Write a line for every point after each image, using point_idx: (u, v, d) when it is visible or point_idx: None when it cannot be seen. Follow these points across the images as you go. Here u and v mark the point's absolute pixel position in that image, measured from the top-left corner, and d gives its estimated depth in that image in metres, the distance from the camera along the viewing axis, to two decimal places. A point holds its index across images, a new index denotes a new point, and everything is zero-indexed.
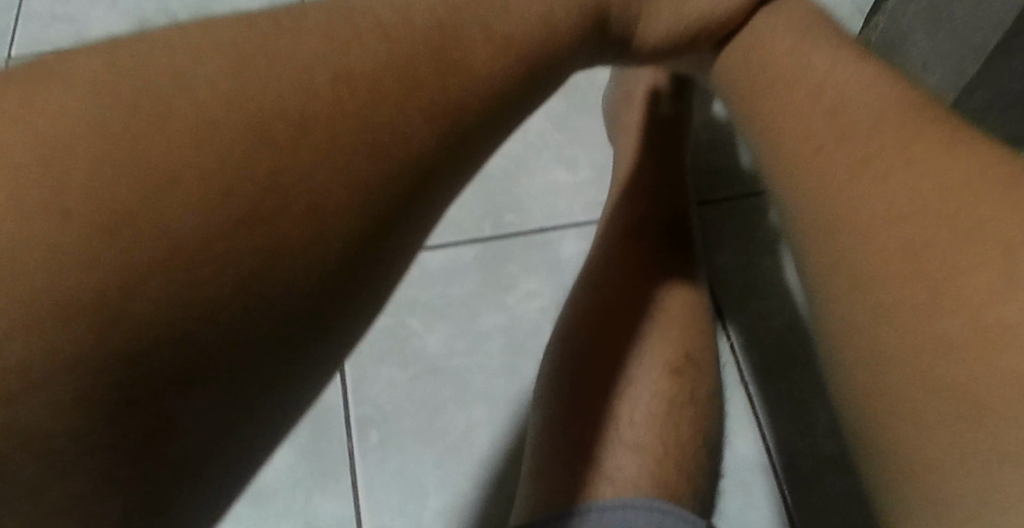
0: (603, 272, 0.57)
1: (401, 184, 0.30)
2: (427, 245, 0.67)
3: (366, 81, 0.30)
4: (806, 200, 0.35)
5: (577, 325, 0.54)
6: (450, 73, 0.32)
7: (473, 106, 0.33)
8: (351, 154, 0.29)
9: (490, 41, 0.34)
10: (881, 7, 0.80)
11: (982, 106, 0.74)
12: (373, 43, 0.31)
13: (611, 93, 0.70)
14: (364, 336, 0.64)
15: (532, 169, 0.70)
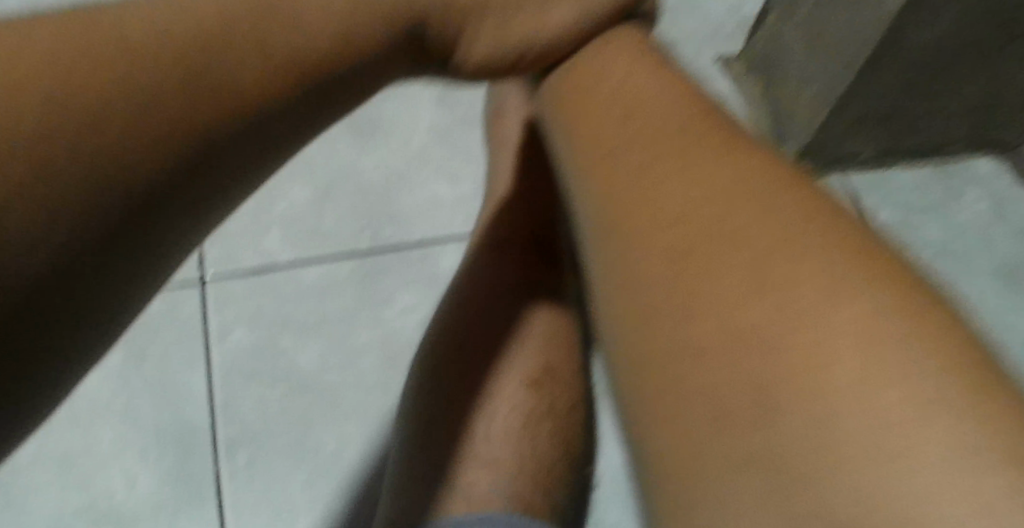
0: (469, 286, 0.58)
1: (173, 174, 0.35)
2: (303, 260, 0.65)
3: (138, 79, 0.34)
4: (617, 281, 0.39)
5: (438, 339, 0.57)
6: (205, 88, 0.36)
7: (248, 110, 0.37)
8: (113, 148, 0.33)
9: (247, 60, 0.37)
10: (759, 26, 0.87)
11: (854, 119, 0.79)
12: (143, 48, 0.35)
13: (487, 111, 0.68)
14: (235, 353, 0.62)
15: (415, 183, 0.68)
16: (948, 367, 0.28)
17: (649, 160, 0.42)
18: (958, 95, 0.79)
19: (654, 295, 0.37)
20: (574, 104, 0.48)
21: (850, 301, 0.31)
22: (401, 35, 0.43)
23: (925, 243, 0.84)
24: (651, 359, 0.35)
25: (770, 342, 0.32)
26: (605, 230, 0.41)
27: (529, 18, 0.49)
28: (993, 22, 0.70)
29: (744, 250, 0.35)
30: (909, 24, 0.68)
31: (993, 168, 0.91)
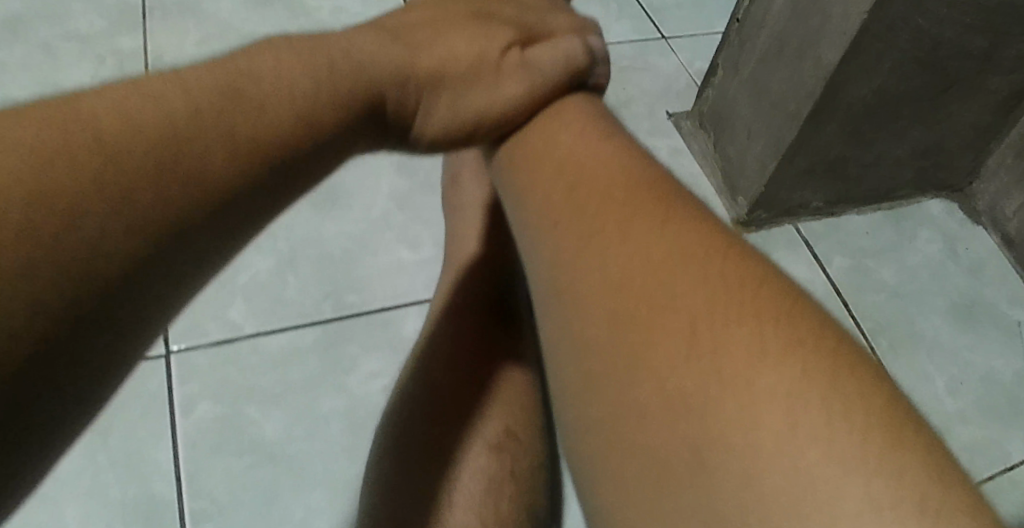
0: (433, 356, 0.59)
1: (162, 244, 0.35)
2: (266, 330, 0.67)
3: (122, 164, 0.35)
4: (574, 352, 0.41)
5: (408, 405, 0.57)
6: (187, 165, 0.36)
7: (229, 187, 0.37)
8: (104, 227, 0.33)
9: (223, 140, 0.38)
10: (706, 86, 0.91)
11: (804, 170, 0.81)
12: (125, 133, 0.36)
13: (445, 185, 0.72)
14: (199, 428, 0.62)
15: (376, 249, 0.73)
16: (864, 426, 0.32)
17: (595, 230, 0.44)
18: (901, 142, 0.83)
19: (603, 361, 0.39)
20: (520, 169, 0.52)
21: (774, 368, 0.34)
22: (364, 117, 0.45)
23: (883, 285, 0.86)
24: (594, 422, 0.38)
25: (700, 405, 0.34)
26: (554, 291, 0.44)
27: (485, 89, 0.52)
28: (926, 74, 0.74)
29: (680, 318, 0.38)
30: (846, 80, 0.72)
31: (941, 210, 0.94)
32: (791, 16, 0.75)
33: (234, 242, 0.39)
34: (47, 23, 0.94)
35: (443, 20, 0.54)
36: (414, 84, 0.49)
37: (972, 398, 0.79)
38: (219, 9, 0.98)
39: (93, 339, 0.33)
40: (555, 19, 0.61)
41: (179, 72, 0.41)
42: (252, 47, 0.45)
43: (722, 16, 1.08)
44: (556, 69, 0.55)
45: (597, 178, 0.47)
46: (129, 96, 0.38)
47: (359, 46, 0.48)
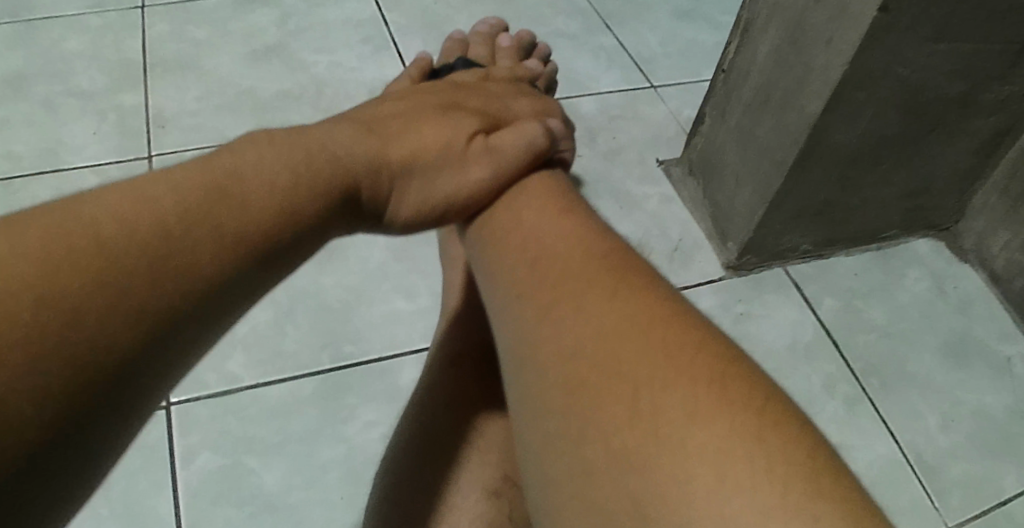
0: (426, 407, 0.60)
1: (152, 343, 0.36)
2: (266, 381, 0.68)
3: (115, 269, 0.36)
4: (535, 426, 0.42)
5: (397, 460, 0.59)
6: (176, 265, 0.38)
7: (214, 278, 0.39)
8: (97, 333, 0.35)
9: (211, 236, 0.40)
10: (695, 133, 0.93)
11: (792, 215, 0.83)
12: (116, 233, 0.37)
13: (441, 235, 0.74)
14: (200, 478, 0.63)
15: (372, 300, 0.75)
16: (784, 478, 0.34)
17: (552, 298, 0.45)
18: (886, 185, 0.85)
19: (562, 424, 0.40)
20: (492, 243, 0.53)
21: (705, 428, 0.36)
22: (343, 202, 0.47)
23: (872, 325, 0.87)
24: (550, 474, 0.40)
25: (643, 460, 0.36)
26: (517, 361, 0.45)
27: (452, 176, 0.53)
28: (909, 119, 0.76)
29: (624, 384, 0.39)
30: (831, 127, 0.74)
31: (928, 249, 0.96)
32: (775, 67, 0.77)
33: (220, 330, 0.40)
34: (49, 80, 0.97)
35: (412, 111, 0.56)
36: (386, 173, 0.50)
37: (964, 434, 0.80)
38: (218, 64, 1.01)
39: (84, 439, 0.35)
40: (520, 104, 0.63)
41: (169, 168, 0.42)
42: (238, 139, 0.46)
43: (709, 64, 1.11)
44: (523, 154, 0.56)
45: (559, 252, 0.48)
46: (120, 192, 0.39)
47: (336, 138, 0.49)
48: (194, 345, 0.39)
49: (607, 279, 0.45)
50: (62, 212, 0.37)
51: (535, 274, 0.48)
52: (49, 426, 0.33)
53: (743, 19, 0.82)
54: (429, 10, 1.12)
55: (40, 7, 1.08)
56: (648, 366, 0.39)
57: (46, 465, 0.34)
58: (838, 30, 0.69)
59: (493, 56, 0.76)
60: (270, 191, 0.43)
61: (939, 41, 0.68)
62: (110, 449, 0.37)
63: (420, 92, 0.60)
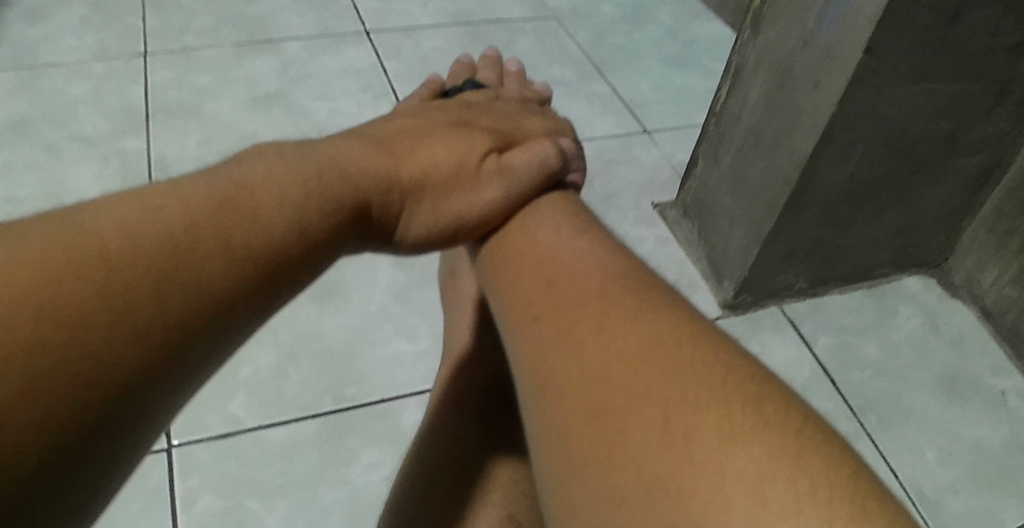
0: (439, 450, 0.61)
1: (159, 354, 0.39)
2: (267, 423, 0.68)
3: (122, 279, 0.39)
4: (548, 447, 0.43)
5: (409, 500, 0.59)
6: (184, 277, 0.40)
7: (225, 292, 0.41)
8: (104, 341, 0.37)
9: (219, 250, 0.42)
10: (688, 176, 0.95)
11: (785, 254, 0.85)
12: (129, 247, 0.40)
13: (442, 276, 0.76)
14: (201, 521, 0.63)
15: (375, 341, 0.75)
16: (827, 503, 0.35)
17: (569, 324, 0.47)
18: (877, 224, 0.86)
19: (582, 447, 0.41)
20: (504, 269, 0.55)
21: (741, 451, 0.37)
22: (352, 221, 0.49)
23: (867, 362, 0.88)
24: (573, 502, 0.40)
25: (676, 489, 0.37)
26: (535, 386, 0.46)
27: (464, 195, 0.55)
28: (896, 158, 0.78)
29: (654, 408, 0.41)
30: (820, 168, 0.76)
31: (919, 287, 0.98)
32: (765, 110, 0.79)
33: (228, 344, 0.42)
34: (53, 125, 0.99)
35: (426, 128, 0.57)
36: (398, 191, 0.52)
37: (963, 468, 0.80)
38: (219, 110, 1.03)
39: (92, 446, 0.37)
40: (531, 122, 0.64)
41: (180, 182, 0.45)
42: (247, 154, 0.49)
43: (700, 109, 1.14)
44: (533, 175, 0.58)
45: (577, 275, 0.51)
46: (133, 208, 0.42)
47: (344, 151, 0.51)
48: (206, 357, 0.41)
49: (624, 304, 0.47)
50: (79, 225, 0.40)
51: (564, 297, 0.49)
52: (66, 427, 0.36)
53: (733, 64, 0.84)
54: (425, 57, 1.15)
55: (44, 53, 1.10)
56: (684, 390, 0.41)
57: (68, 466, 0.36)
58: (825, 73, 0.71)
59: (500, 79, 0.78)
60: (281, 206, 0.45)
61: (921, 81, 0.71)
62: (119, 458, 0.39)
63: (433, 109, 0.61)
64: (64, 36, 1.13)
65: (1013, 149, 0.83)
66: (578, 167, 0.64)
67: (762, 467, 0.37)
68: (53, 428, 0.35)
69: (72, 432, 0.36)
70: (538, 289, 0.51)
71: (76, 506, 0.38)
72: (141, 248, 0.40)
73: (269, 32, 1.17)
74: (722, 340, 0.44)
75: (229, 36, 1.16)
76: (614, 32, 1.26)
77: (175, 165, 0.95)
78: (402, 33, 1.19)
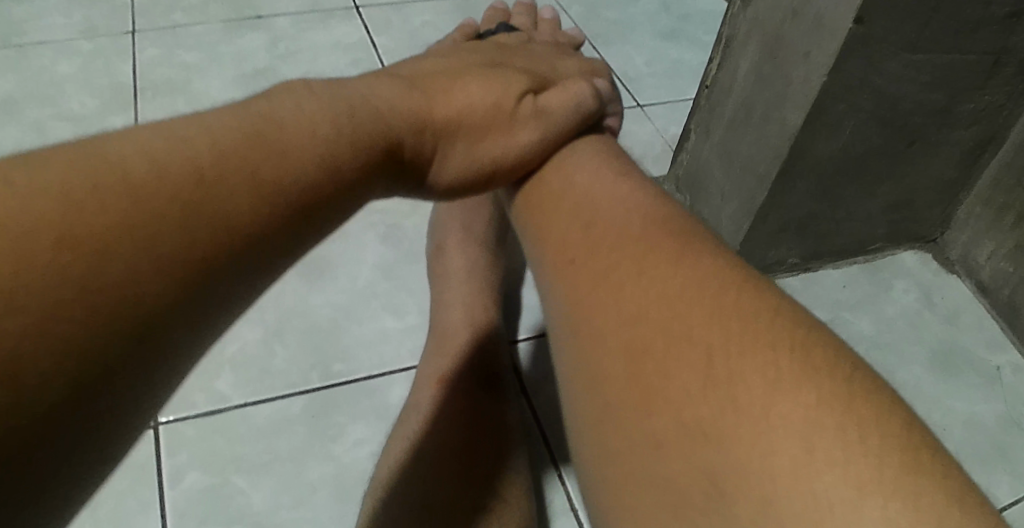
0: (444, 421, 0.64)
1: (184, 288, 0.40)
2: (254, 400, 0.69)
3: (150, 209, 0.40)
4: (587, 394, 0.48)
5: (420, 463, 0.61)
6: (212, 210, 0.42)
7: (251, 231, 0.43)
8: (131, 271, 0.38)
9: (247, 185, 0.44)
10: (680, 150, 0.94)
11: (777, 229, 0.84)
12: (155, 179, 0.41)
13: (431, 251, 0.79)
14: (187, 497, 0.63)
15: (361, 317, 0.76)
16: (879, 450, 0.37)
17: (604, 271, 0.52)
18: (870, 197, 0.85)
19: (620, 393, 0.46)
20: (545, 211, 0.61)
21: (787, 399, 0.40)
22: (380, 162, 0.52)
23: (861, 337, 0.88)
24: (609, 450, 0.45)
25: (717, 432, 0.41)
26: (577, 336, 0.51)
27: (502, 137, 0.60)
28: (890, 131, 0.77)
29: (696, 351, 0.44)
30: (811, 140, 0.75)
31: (915, 261, 0.97)
32: (756, 82, 0.78)
33: (253, 282, 0.44)
34: (39, 103, 0.98)
35: (460, 71, 0.62)
36: (430, 134, 0.56)
37: (957, 443, 0.80)
38: (208, 87, 1.02)
39: (120, 382, 0.38)
40: (564, 66, 0.73)
41: (204, 119, 0.47)
42: (270, 93, 0.51)
43: (695, 82, 1.13)
44: (567, 115, 0.64)
45: (614, 217, 0.56)
46: (158, 140, 0.43)
47: (376, 96, 0.54)
48: (231, 292, 0.43)
49: (660, 255, 0.51)
50: (103, 153, 0.42)
51: (598, 241, 0.55)
52: (97, 353, 0.37)
53: (724, 35, 0.83)
54: (415, 31, 1.13)
55: (30, 31, 1.09)
56: (728, 333, 0.44)
57: (99, 395, 0.37)
58: (816, 43, 0.70)
59: (535, 25, 0.86)
60: (305, 144, 0.47)
61: (914, 52, 0.70)
62: (145, 401, 0.40)
63: (467, 53, 0.68)
64: (50, 13, 1.12)
65: (1010, 121, 0.82)
66: (612, 112, 0.73)
67: (819, 407, 0.39)
68: (77, 361, 0.36)
69: (105, 357, 0.37)
70: (574, 230, 0.57)
71: (105, 443, 0.39)
72: (168, 179, 0.42)
73: (257, 8, 1.16)
74: (777, 297, 0.47)
75: (217, 12, 1.15)
76: (607, 4, 1.25)
77: None
78: (392, 8, 1.17)
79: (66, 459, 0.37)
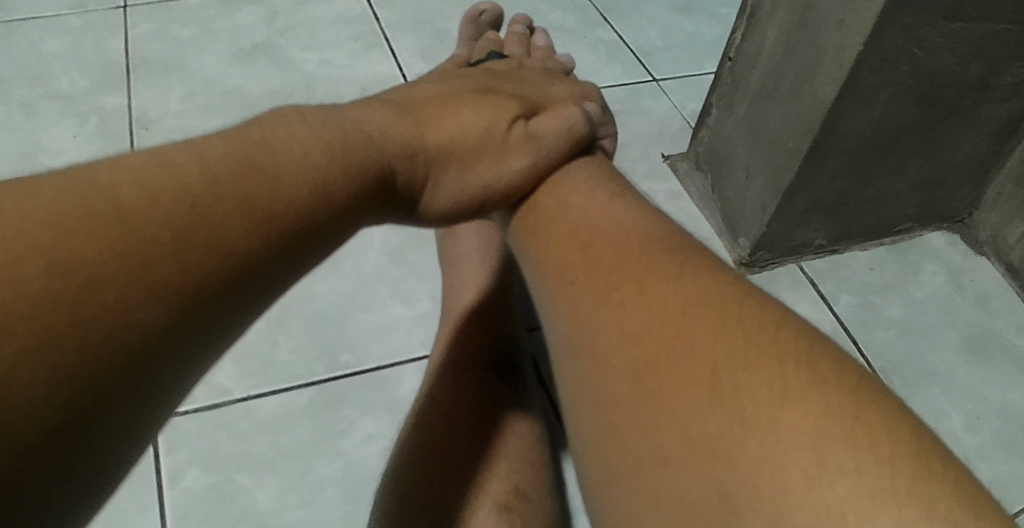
0: (434, 414, 0.60)
1: (170, 323, 0.36)
2: (257, 393, 0.65)
3: (137, 235, 0.36)
4: (591, 413, 0.44)
5: (404, 464, 0.58)
6: (203, 237, 0.38)
7: (244, 259, 0.39)
8: (114, 306, 0.34)
9: (241, 208, 0.40)
10: (701, 126, 0.90)
11: (805, 209, 0.80)
12: (144, 204, 0.37)
13: (441, 236, 0.75)
14: (188, 497, 0.59)
15: (369, 306, 0.72)
16: (889, 459, 0.34)
17: (604, 294, 0.48)
18: (900, 176, 0.81)
19: (622, 414, 0.42)
20: (539, 234, 0.56)
21: (796, 410, 0.37)
22: (374, 188, 0.47)
23: (889, 321, 0.84)
24: (615, 468, 0.41)
25: (723, 448, 0.37)
26: (576, 352, 0.47)
27: (492, 164, 0.56)
28: (923, 106, 0.73)
29: (702, 367, 0.41)
30: (845, 114, 0.70)
31: (943, 243, 0.93)
32: (784, 53, 0.74)
33: (243, 312, 0.40)
34: (27, 82, 0.93)
35: (451, 97, 0.58)
36: (422, 160, 0.52)
37: (991, 433, 0.77)
38: (203, 64, 0.97)
39: (95, 426, 0.34)
40: (558, 89, 0.69)
41: (198, 142, 0.43)
42: (268, 115, 0.47)
43: (711, 56, 1.08)
44: (560, 141, 0.61)
45: (613, 238, 0.52)
46: (149, 163, 0.39)
47: (370, 119, 0.50)
48: (221, 326, 0.39)
49: (660, 272, 0.47)
50: (89, 178, 0.38)
51: (602, 264, 0.50)
52: (70, 400, 0.33)
53: (749, 4, 0.79)
54: (420, 4, 1.08)
55: (17, 7, 1.04)
56: (740, 349, 0.40)
57: (73, 442, 0.34)
58: (851, 8, 0.65)
59: (528, 52, 0.83)
60: (303, 166, 0.43)
61: (954, 20, 0.65)
62: (124, 442, 0.37)
63: (457, 80, 0.64)
64: None
65: None
66: (606, 133, 0.69)
67: (842, 421, 0.36)
68: (49, 410, 0.32)
69: (80, 403, 0.33)
70: (572, 255, 0.52)
71: (79, 489, 0.36)
72: (156, 203, 0.38)
73: None
74: (774, 308, 0.44)
75: None
76: None
77: (158, 121, 0.90)
78: None
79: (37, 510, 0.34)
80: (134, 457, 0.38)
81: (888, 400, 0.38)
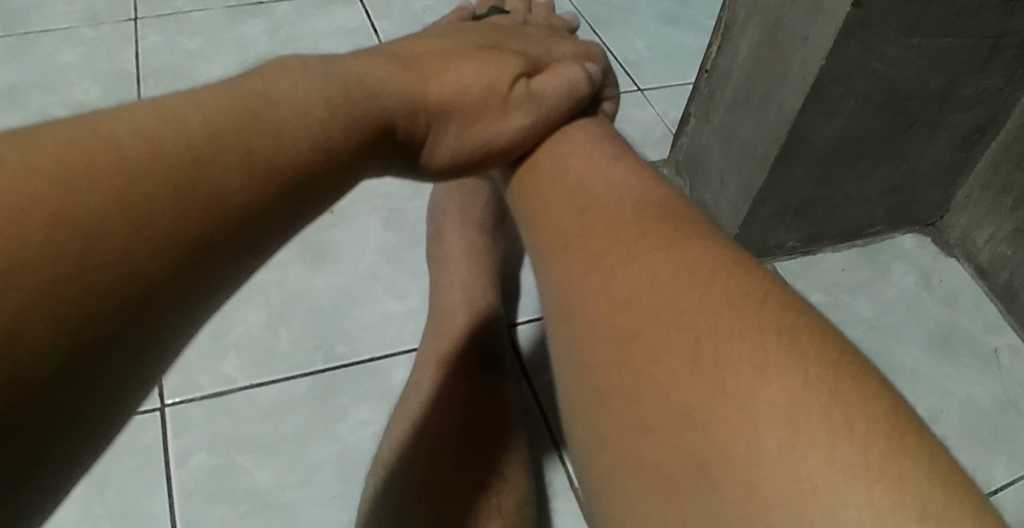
0: (437, 399, 0.65)
1: (177, 264, 0.41)
2: (258, 382, 0.70)
3: (142, 184, 0.41)
4: (585, 386, 0.49)
5: (410, 448, 0.62)
6: (206, 189, 0.43)
7: (242, 208, 0.44)
8: (126, 246, 0.39)
9: (240, 160, 0.45)
10: (680, 133, 0.95)
11: (775, 213, 0.85)
12: (149, 158, 0.42)
13: (430, 217, 0.82)
14: (194, 477, 0.64)
15: (364, 301, 0.77)
16: (864, 434, 0.39)
17: (599, 254, 0.53)
18: (871, 180, 0.86)
19: (610, 383, 0.47)
20: (540, 193, 0.62)
21: (776, 382, 0.41)
22: (375, 142, 0.54)
23: (858, 319, 0.89)
24: (604, 441, 0.46)
25: (704, 418, 0.42)
26: (569, 317, 0.52)
27: (493, 119, 0.63)
28: (888, 115, 0.78)
29: (686, 339, 0.45)
30: (810, 123, 0.75)
31: (914, 245, 0.97)
32: (755, 65, 0.79)
33: (247, 259, 0.45)
34: (43, 91, 0.98)
35: (455, 51, 0.65)
36: (423, 115, 0.58)
37: (953, 426, 0.81)
38: (210, 73, 1.03)
39: (114, 359, 0.39)
40: (560, 50, 0.74)
41: (199, 95, 0.48)
42: (262, 68, 0.52)
43: (695, 66, 1.13)
44: (561, 98, 0.66)
45: (603, 202, 0.57)
46: (151, 117, 0.44)
47: (372, 75, 0.56)
48: (224, 267, 0.44)
49: (647, 243, 0.52)
50: (94, 131, 0.42)
51: (595, 219, 0.56)
52: (89, 324, 0.37)
53: (724, 18, 0.83)
54: (416, 16, 1.14)
55: (33, 19, 1.10)
56: (721, 323, 0.45)
57: (95, 371, 0.38)
58: (815, 26, 0.70)
59: (529, 9, 0.88)
60: (301, 121, 0.49)
61: (912, 36, 0.70)
62: (138, 378, 0.41)
63: (462, 34, 0.70)
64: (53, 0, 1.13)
65: (1008, 105, 0.82)
66: (610, 95, 0.75)
67: (827, 393, 0.40)
68: (73, 336, 0.37)
69: (99, 333, 0.38)
70: (567, 215, 0.58)
71: (99, 419, 0.40)
72: (159, 157, 0.42)
73: None
74: (760, 276, 0.48)
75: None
76: None
77: None
78: None
79: (61, 440, 0.38)
80: (142, 397, 0.43)
81: (876, 381, 0.42)
